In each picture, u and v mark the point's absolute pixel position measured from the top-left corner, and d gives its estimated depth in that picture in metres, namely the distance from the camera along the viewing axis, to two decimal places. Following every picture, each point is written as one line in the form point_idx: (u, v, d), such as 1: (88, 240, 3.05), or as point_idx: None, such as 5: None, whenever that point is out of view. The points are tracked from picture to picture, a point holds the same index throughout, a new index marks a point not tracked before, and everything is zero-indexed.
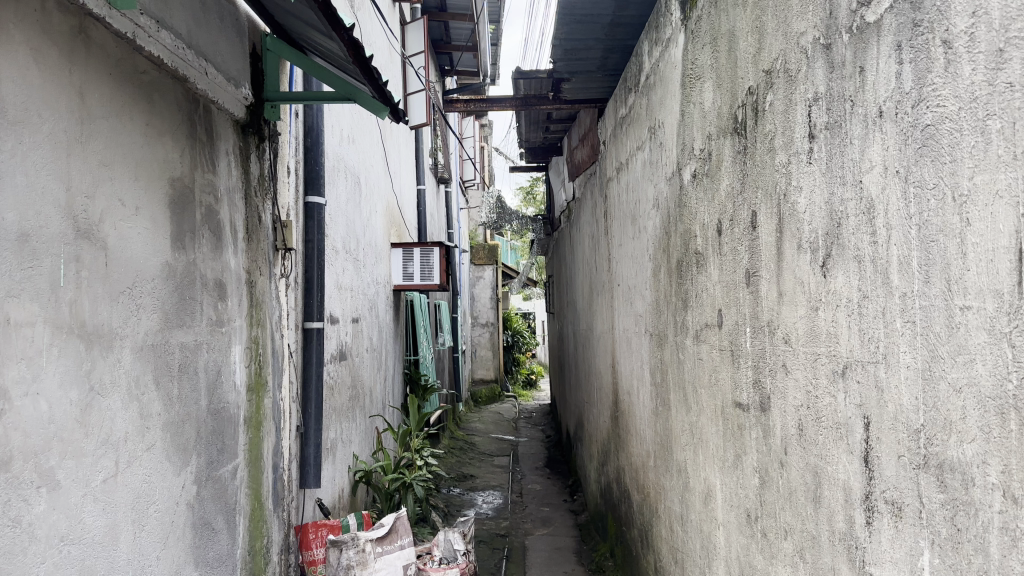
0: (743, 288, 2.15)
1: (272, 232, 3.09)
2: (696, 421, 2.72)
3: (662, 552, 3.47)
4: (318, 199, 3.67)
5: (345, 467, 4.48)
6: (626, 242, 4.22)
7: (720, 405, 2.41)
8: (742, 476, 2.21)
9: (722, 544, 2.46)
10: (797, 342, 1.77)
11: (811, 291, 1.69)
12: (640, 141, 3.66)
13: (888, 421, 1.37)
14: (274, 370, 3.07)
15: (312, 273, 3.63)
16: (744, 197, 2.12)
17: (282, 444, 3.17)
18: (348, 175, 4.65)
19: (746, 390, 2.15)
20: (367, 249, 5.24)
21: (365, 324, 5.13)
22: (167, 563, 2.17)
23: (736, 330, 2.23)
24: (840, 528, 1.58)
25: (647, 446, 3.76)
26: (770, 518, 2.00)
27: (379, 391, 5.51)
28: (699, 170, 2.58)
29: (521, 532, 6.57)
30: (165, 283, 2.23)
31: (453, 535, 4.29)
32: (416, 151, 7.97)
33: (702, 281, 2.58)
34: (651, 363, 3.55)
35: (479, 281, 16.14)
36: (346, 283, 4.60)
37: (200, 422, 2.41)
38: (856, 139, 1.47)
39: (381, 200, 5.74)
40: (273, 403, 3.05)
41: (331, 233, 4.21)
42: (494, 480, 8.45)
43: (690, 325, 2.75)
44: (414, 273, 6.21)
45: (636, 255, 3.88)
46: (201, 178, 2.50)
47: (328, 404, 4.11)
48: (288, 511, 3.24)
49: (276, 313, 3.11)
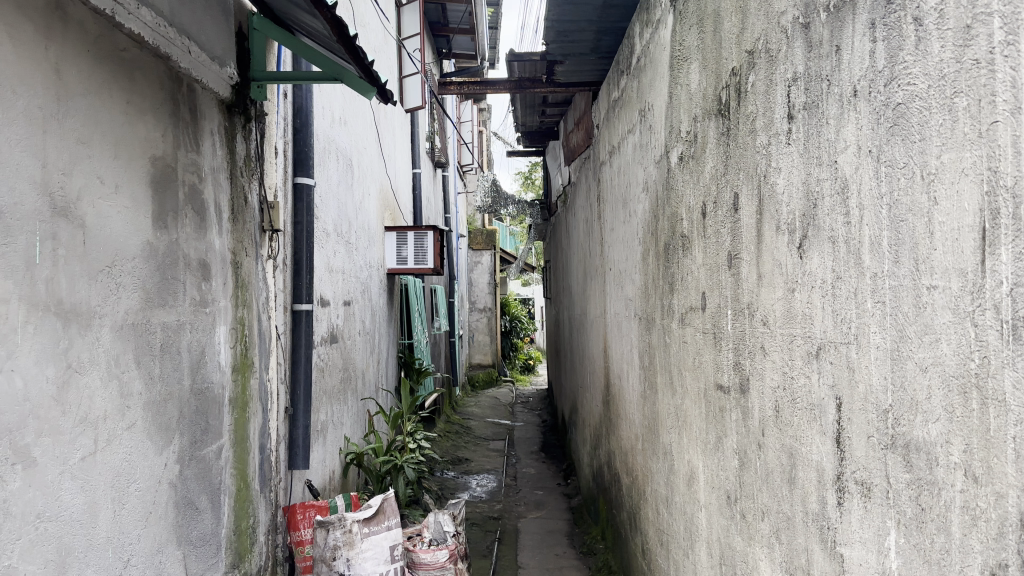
0: (725, 270, 2.14)
1: (259, 213, 3.08)
2: (681, 405, 2.72)
3: (649, 535, 3.48)
4: (307, 180, 3.66)
5: (336, 449, 4.49)
6: (617, 226, 4.22)
7: (703, 387, 2.41)
8: (723, 458, 2.21)
9: (704, 526, 2.47)
10: (774, 324, 1.77)
11: (788, 273, 1.68)
12: (631, 124, 3.64)
13: (858, 402, 1.37)
14: (260, 351, 3.07)
15: (301, 255, 3.62)
16: (727, 178, 2.11)
17: (269, 425, 3.18)
18: (339, 158, 4.63)
19: (727, 372, 2.15)
20: (360, 231, 5.24)
21: (357, 307, 5.12)
22: (148, 541, 2.18)
23: (718, 313, 2.22)
24: (813, 509, 1.58)
25: (636, 430, 3.77)
26: (749, 500, 2.00)
27: (372, 373, 5.52)
28: (685, 152, 2.56)
29: (514, 515, 6.59)
30: (147, 262, 2.23)
31: (443, 517, 4.30)
32: (412, 134, 7.94)
33: (687, 265, 2.57)
34: (640, 347, 3.55)
35: (477, 267, 16.13)
36: (338, 265, 4.59)
37: (183, 402, 2.42)
38: (832, 119, 1.46)
39: (374, 183, 5.73)
40: (260, 383, 3.05)
41: (322, 216, 4.20)
42: (489, 464, 8.48)
43: (676, 309, 2.75)
44: (408, 257, 6.21)
45: (627, 239, 3.87)
46: (184, 157, 2.49)
47: (318, 386, 4.11)
48: (275, 492, 3.25)
49: (262, 294, 3.11)
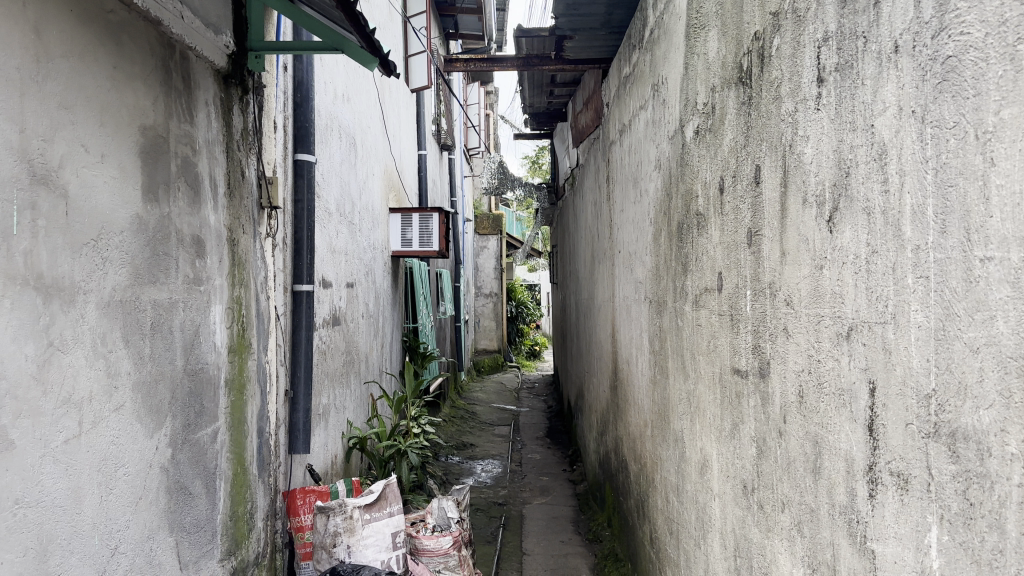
0: (745, 248, 2.03)
1: (257, 188, 2.97)
2: (694, 390, 2.62)
3: (658, 524, 3.38)
4: (308, 157, 3.55)
5: (338, 434, 4.40)
6: (627, 208, 4.10)
7: (718, 372, 2.30)
8: (740, 446, 2.11)
9: (717, 516, 2.37)
10: (799, 304, 1.66)
11: (816, 249, 1.57)
12: (643, 100, 3.51)
13: (895, 387, 1.26)
14: (258, 332, 2.97)
15: (302, 234, 3.51)
16: (748, 150, 1.99)
17: (268, 408, 3.08)
18: (342, 136, 4.51)
19: (745, 356, 2.04)
20: (364, 212, 5.12)
21: (361, 289, 5.03)
22: (139, 527, 2.10)
23: (736, 294, 2.11)
24: (841, 501, 1.48)
25: (644, 415, 3.66)
26: (768, 489, 1.90)
27: (376, 357, 5.43)
28: (701, 126, 2.45)
29: (519, 501, 6.52)
30: (136, 236, 2.13)
31: (447, 503, 4.19)
32: (417, 115, 7.81)
33: (702, 244, 2.46)
34: (650, 331, 3.44)
35: (483, 251, 16.02)
36: (340, 246, 4.49)
37: (176, 383, 2.32)
38: (868, 79, 1.34)
39: (379, 163, 5.61)
40: (258, 365, 2.96)
41: (324, 195, 4.09)
42: (494, 449, 8.40)
43: (689, 290, 2.64)
44: (413, 239, 6.10)
45: (637, 220, 3.75)
46: (177, 128, 2.38)
47: (320, 369, 4.02)
48: (275, 476, 3.16)
49: (261, 274, 3.01)
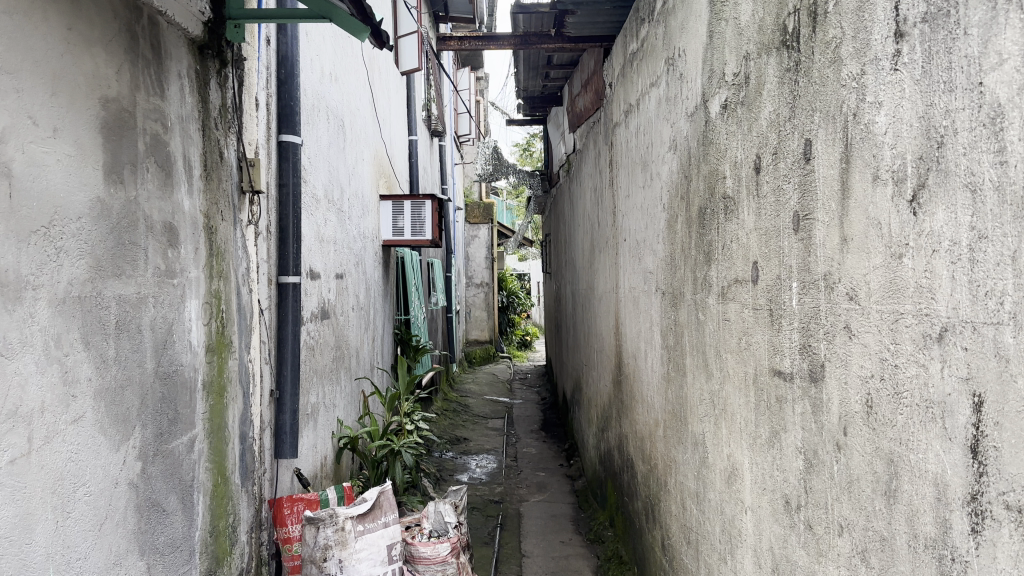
0: (790, 235, 1.79)
1: (237, 171, 2.71)
2: (719, 391, 2.39)
3: (672, 530, 3.17)
4: (294, 138, 3.29)
5: (328, 434, 4.16)
6: (634, 193, 3.86)
7: (751, 372, 2.07)
8: (781, 457, 1.88)
9: (749, 531, 2.15)
10: (867, 299, 1.43)
11: (892, 234, 1.34)
12: (654, 76, 3.27)
13: (1015, 403, 1.03)
14: (240, 329, 2.72)
15: (287, 221, 3.26)
16: (794, 123, 1.76)
17: (252, 410, 2.83)
18: (330, 118, 4.24)
19: (789, 356, 1.81)
20: (354, 199, 4.86)
21: (351, 280, 4.77)
22: (103, 553, 1.85)
23: (777, 286, 1.88)
24: (927, 533, 1.25)
25: (655, 414, 3.44)
26: (818, 509, 1.68)
27: (367, 351, 5.18)
28: (731, 99, 2.21)
29: (516, 498, 6.30)
30: (98, 223, 1.87)
31: (444, 506, 3.96)
32: (408, 99, 7.52)
33: (730, 230, 2.23)
34: (662, 324, 3.22)
35: (474, 241, 15.76)
36: (329, 234, 4.23)
37: (147, 388, 2.07)
38: (975, 28, 1.11)
39: (368, 148, 5.34)
40: (240, 365, 2.70)
41: (311, 180, 3.83)
42: (488, 444, 8.17)
43: (714, 282, 2.41)
44: (405, 228, 5.84)
45: (646, 206, 3.52)
46: (146, 101, 2.12)
47: (309, 366, 3.77)
48: (260, 485, 2.92)
49: (242, 265, 2.75)
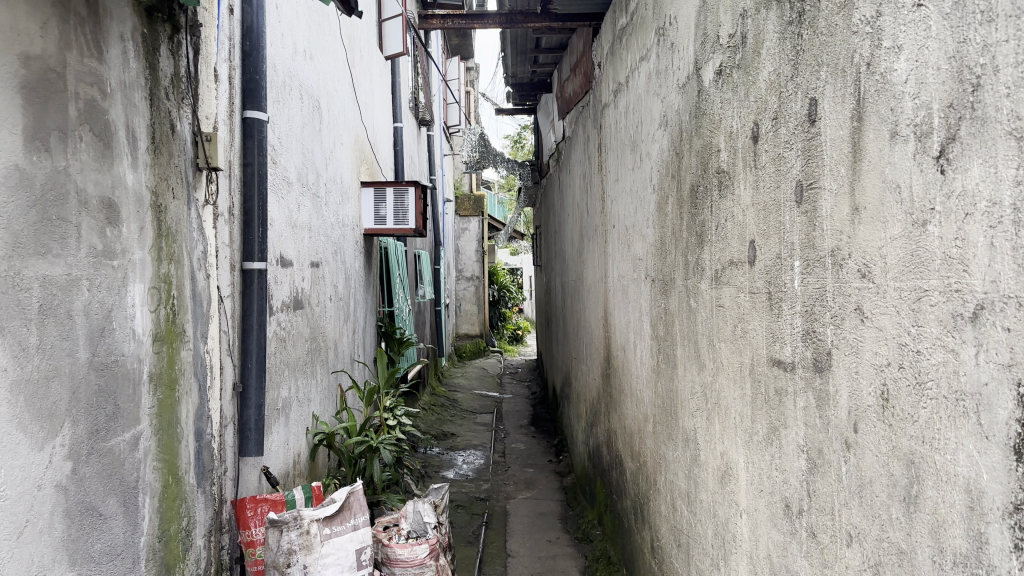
0: (792, 209, 1.61)
1: (192, 146, 2.51)
2: (712, 383, 2.20)
3: (661, 532, 2.98)
4: (260, 115, 3.09)
5: (302, 429, 3.96)
6: (623, 177, 3.67)
7: (747, 363, 1.89)
8: (781, 456, 1.70)
9: (745, 537, 1.96)
10: (883, 276, 1.25)
11: (914, 199, 1.16)
12: (644, 50, 3.07)
13: None
14: (196, 317, 2.52)
15: (253, 204, 3.06)
16: (798, 83, 1.57)
17: (211, 404, 2.63)
18: (303, 97, 4.04)
19: (790, 344, 1.63)
20: (331, 185, 4.65)
21: (329, 269, 4.57)
22: (23, 565, 1.65)
23: (777, 266, 1.69)
24: (955, 548, 1.06)
25: (644, 409, 3.25)
26: (824, 515, 1.49)
27: (347, 344, 4.98)
28: (725, 63, 2.02)
29: (503, 495, 6.11)
30: (15, 195, 1.67)
31: (424, 506, 3.76)
32: (393, 85, 7.30)
33: (725, 208, 2.04)
34: (651, 313, 3.03)
35: (464, 233, 15.55)
36: (304, 220, 4.02)
37: (80, 380, 1.87)
38: None
39: (348, 133, 5.14)
40: (195, 356, 2.50)
41: (282, 162, 3.63)
42: (475, 439, 7.98)
43: (706, 265, 2.22)
44: (387, 216, 5.64)
45: (635, 190, 3.33)
46: (80, 61, 1.91)
47: (280, 358, 3.57)
48: (220, 485, 2.72)
49: (198, 248, 2.55)
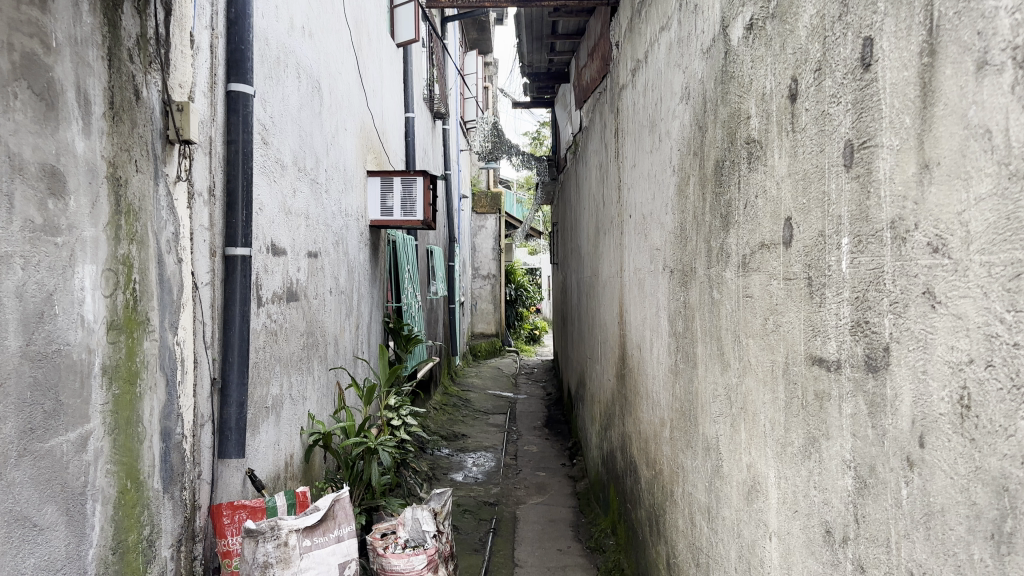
0: (840, 175, 1.33)
1: (160, 116, 2.27)
2: (737, 385, 1.93)
3: (678, 548, 2.71)
4: (245, 88, 2.85)
5: (296, 429, 3.73)
6: (640, 161, 3.39)
7: (780, 362, 1.62)
8: (822, 473, 1.43)
9: (774, 564, 1.69)
10: (965, 249, 0.98)
11: (1010, 145, 0.89)
12: (664, 18, 2.80)
13: None
14: (164, 305, 2.29)
15: (236, 184, 2.82)
16: (848, 21, 1.30)
17: (181, 401, 2.40)
18: (301, 77, 3.79)
19: (835, 339, 1.36)
20: (333, 171, 4.42)
21: (329, 260, 4.34)
22: None
23: (819, 246, 1.42)
24: None
25: (661, 414, 2.98)
26: (877, 548, 1.22)
27: (349, 340, 4.74)
28: (758, 14, 1.74)
29: (512, 500, 5.84)
30: None
31: (423, 514, 3.50)
32: (405, 72, 7.05)
33: (755, 184, 1.77)
34: (669, 308, 2.76)
35: (481, 231, 15.29)
36: (300, 206, 3.78)
37: (11, 372, 1.62)
38: None
39: (353, 119, 4.90)
40: (162, 348, 2.27)
41: (274, 142, 3.40)
42: (487, 440, 7.72)
43: (732, 250, 1.95)
44: (394, 207, 5.39)
45: (653, 174, 3.05)
46: (17, 7, 1.65)
47: (271, 352, 3.34)
48: (192, 489, 2.49)
49: (167, 229, 2.31)
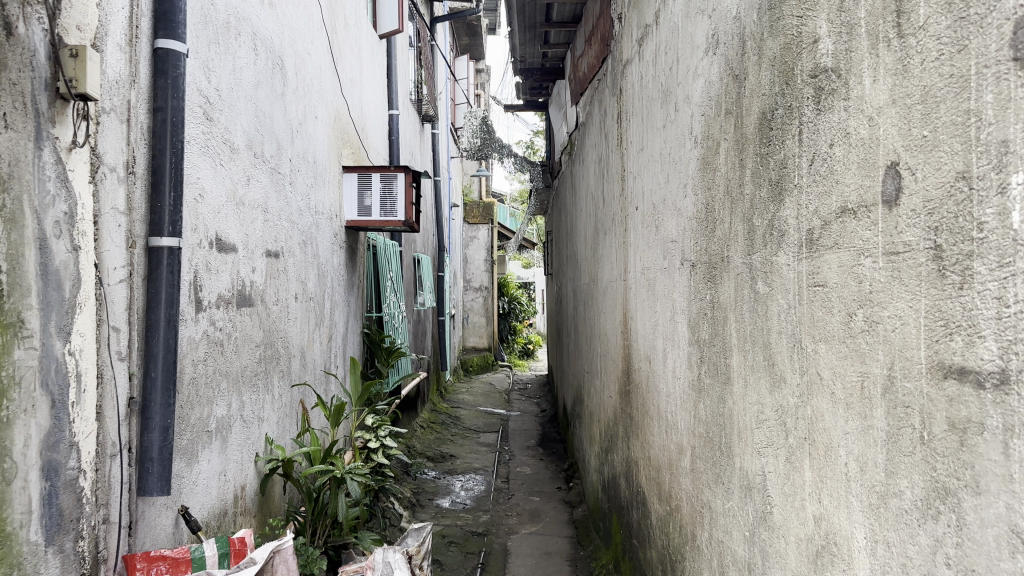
0: (1006, 76, 0.85)
1: (44, 63, 1.77)
2: (800, 407, 1.43)
3: None
4: (176, 45, 2.35)
5: (250, 455, 3.21)
6: (648, 141, 2.90)
7: (883, 376, 1.12)
8: (966, 549, 0.93)
9: None
10: None
11: None
12: None
13: None
14: (50, 305, 1.78)
15: (164, 160, 2.32)
16: None
17: (77, 428, 1.89)
18: (259, 50, 3.30)
19: (995, 338, 0.87)
20: (300, 162, 3.92)
21: (295, 262, 3.83)
22: None
23: (959, 198, 0.93)
24: None
25: (678, 438, 2.47)
26: None
27: (319, 352, 4.22)
28: None
29: (503, 529, 5.31)
30: None
31: (396, 557, 2.99)
32: (389, 66, 6.56)
33: (832, 131, 1.28)
34: (689, 309, 2.26)
35: (473, 242, 14.79)
36: (257, 196, 3.28)
37: None
38: None
39: (325, 106, 4.41)
40: (45, 360, 1.75)
41: (221, 118, 2.90)
42: (476, 462, 7.19)
43: (791, 226, 1.45)
44: (372, 206, 4.90)
45: (666, 152, 2.57)
46: None
47: (214, 365, 2.83)
48: (94, 539, 1.97)
49: (57, 208, 1.81)
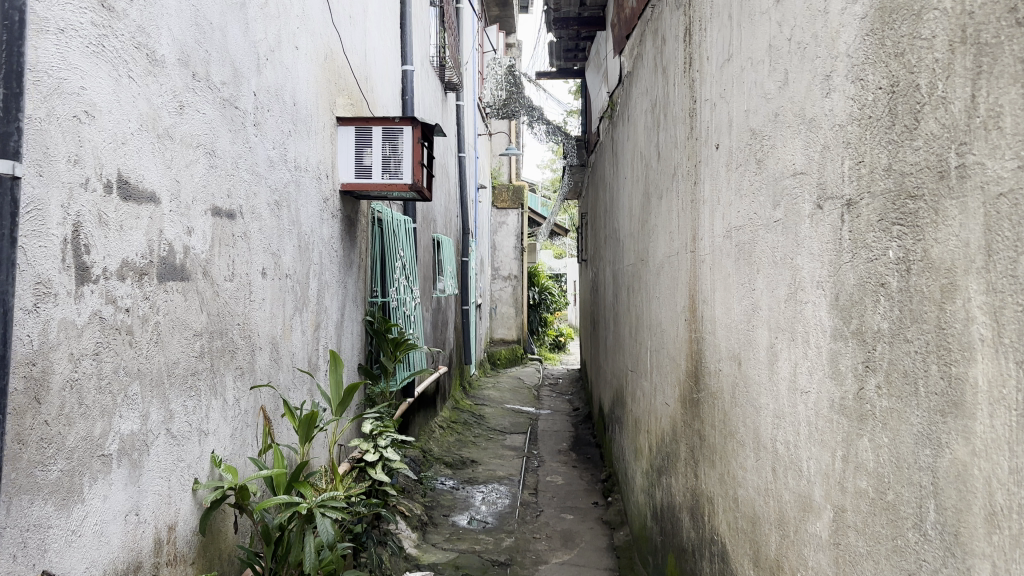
0: None
1: None
2: None
3: None
4: None
5: (187, 481, 2.37)
6: (741, 41, 2.00)
7: None
8: None
9: None
10: None
11: None
12: None
13: None
14: None
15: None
16: None
17: None
18: None
19: None
20: (271, 98, 3.06)
21: (262, 226, 2.98)
22: None
23: None
24: None
25: (801, 481, 1.57)
26: None
27: (299, 344, 3.38)
28: None
29: (530, 558, 4.42)
30: None
31: None
32: (403, 16, 5.69)
33: None
34: (837, 276, 1.35)
35: (501, 227, 13.90)
36: (198, 130, 2.43)
37: None
38: None
39: (312, 38, 3.55)
40: None
41: (131, 11, 2.05)
42: (501, 468, 6.32)
43: None
44: (373, 167, 4.03)
45: (781, 36, 1.66)
46: None
47: (117, 360, 1.99)
48: None
49: None
